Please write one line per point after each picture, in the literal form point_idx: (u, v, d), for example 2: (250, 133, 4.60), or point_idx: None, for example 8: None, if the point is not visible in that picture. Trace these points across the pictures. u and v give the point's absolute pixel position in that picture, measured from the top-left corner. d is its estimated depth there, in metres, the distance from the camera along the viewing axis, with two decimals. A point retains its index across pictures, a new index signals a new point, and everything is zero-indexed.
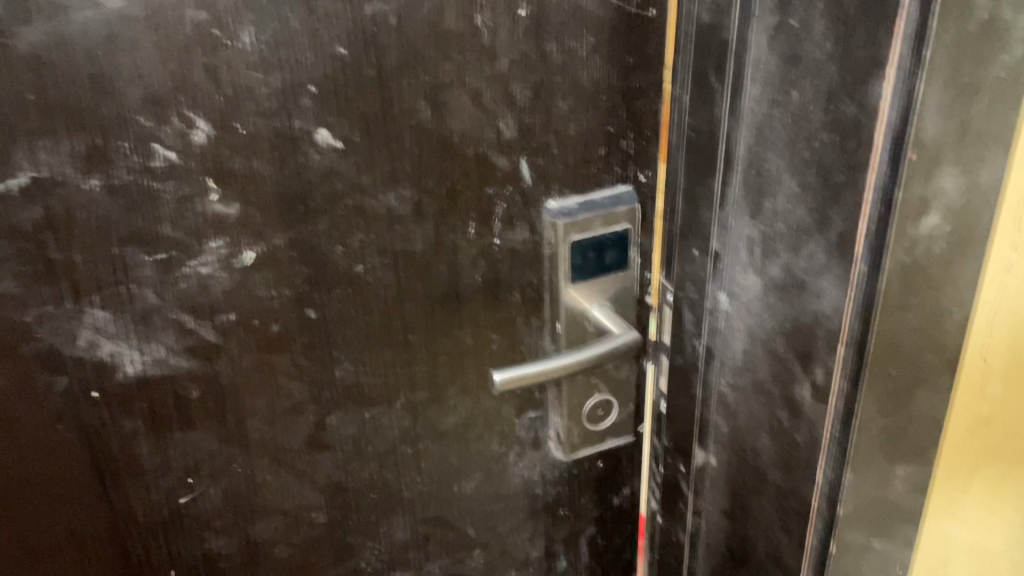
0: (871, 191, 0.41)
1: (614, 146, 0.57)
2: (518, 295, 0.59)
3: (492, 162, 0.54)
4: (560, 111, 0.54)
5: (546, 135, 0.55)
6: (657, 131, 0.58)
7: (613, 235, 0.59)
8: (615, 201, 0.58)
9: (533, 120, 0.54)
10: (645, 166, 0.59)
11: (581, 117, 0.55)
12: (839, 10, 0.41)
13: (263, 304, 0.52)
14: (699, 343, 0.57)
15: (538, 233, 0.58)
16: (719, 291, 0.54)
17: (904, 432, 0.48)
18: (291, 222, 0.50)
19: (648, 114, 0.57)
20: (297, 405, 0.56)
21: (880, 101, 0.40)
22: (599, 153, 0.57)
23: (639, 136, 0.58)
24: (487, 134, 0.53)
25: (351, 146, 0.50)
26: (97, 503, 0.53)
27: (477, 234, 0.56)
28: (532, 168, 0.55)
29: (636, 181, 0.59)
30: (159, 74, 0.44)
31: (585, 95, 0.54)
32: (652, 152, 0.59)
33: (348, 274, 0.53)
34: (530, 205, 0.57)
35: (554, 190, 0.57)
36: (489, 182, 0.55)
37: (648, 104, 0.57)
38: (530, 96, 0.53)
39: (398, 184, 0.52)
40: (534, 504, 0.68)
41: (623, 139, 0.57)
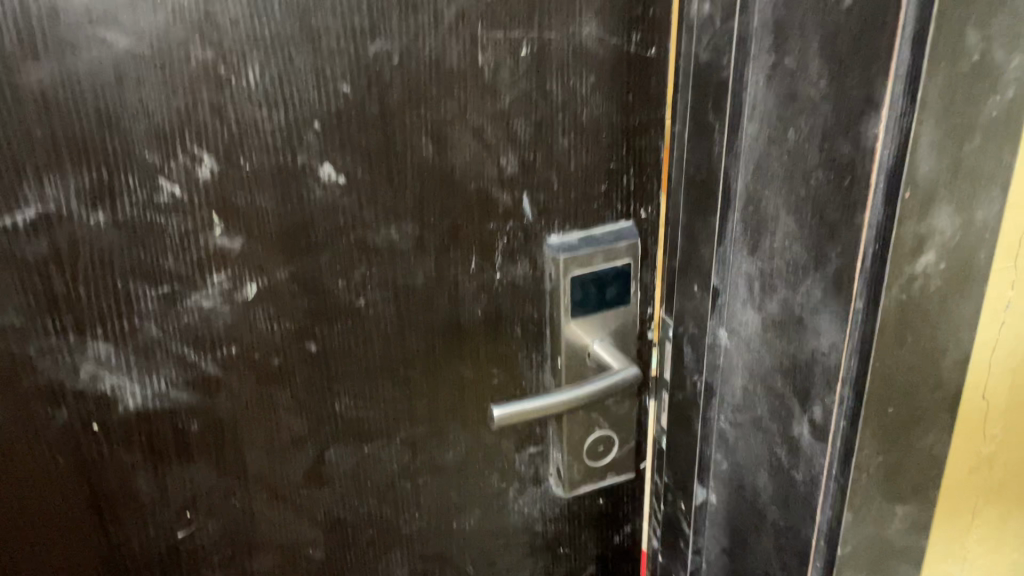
0: (867, 229, 0.42)
1: (614, 183, 0.58)
2: (519, 330, 0.59)
3: (494, 198, 0.55)
4: (561, 148, 0.55)
5: (547, 171, 0.55)
6: (657, 168, 0.59)
7: (613, 270, 0.59)
8: (615, 237, 0.59)
9: (534, 156, 0.54)
10: (645, 203, 0.59)
11: (582, 154, 0.56)
12: (833, 51, 0.42)
13: (264, 337, 0.52)
14: (699, 379, 0.57)
15: (538, 268, 0.58)
16: (719, 327, 0.54)
17: (904, 470, 0.48)
18: (293, 256, 0.51)
19: (648, 151, 0.58)
20: (297, 438, 0.56)
21: (873, 141, 0.40)
22: (599, 189, 0.57)
23: (639, 173, 0.58)
24: (488, 170, 0.54)
25: (353, 181, 0.50)
26: (93, 537, 0.53)
27: (478, 269, 0.56)
28: (532, 204, 0.56)
29: (637, 217, 0.59)
30: (165, 110, 0.45)
31: (586, 132, 0.55)
32: (652, 189, 0.59)
33: (349, 309, 0.54)
34: (531, 241, 0.57)
35: (554, 226, 0.57)
36: (490, 217, 0.55)
37: (648, 141, 0.57)
38: (531, 133, 0.53)
39: (399, 218, 0.53)
40: (534, 541, 0.67)
41: (623, 176, 0.58)
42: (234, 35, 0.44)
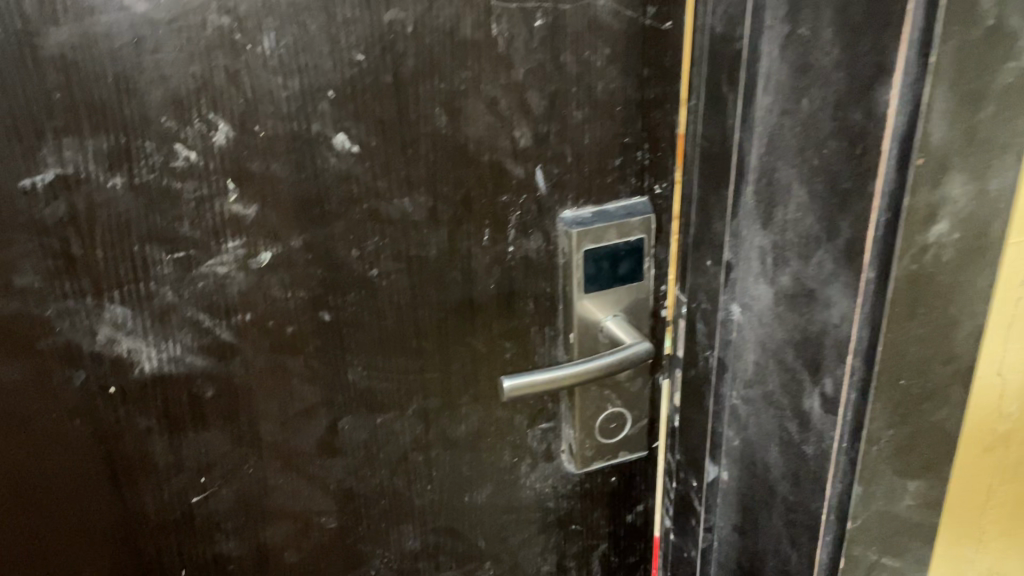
0: (878, 198, 0.41)
1: (628, 157, 0.58)
2: (531, 304, 0.60)
3: (507, 170, 0.55)
4: (575, 121, 0.55)
5: (560, 144, 0.55)
6: (672, 143, 0.58)
7: (627, 246, 0.59)
8: (629, 212, 0.58)
9: (548, 129, 0.54)
10: (660, 178, 0.59)
11: (596, 128, 0.56)
12: (847, 17, 0.41)
13: (278, 305, 0.53)
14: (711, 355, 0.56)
15: (551, 243, 0.58)
16: (731, 302, 0.54)
17: (914, 445, 0.47)
18: (307, 224, 0.51)
19: (663, 126, 0.57)
20: (310, 407, 0.56)
21: (886, 107, 0.40)
22: (613, 164, 0.57)
23: (654, 148, 0.58)
24: (501, 142, 0.54)
25: (367, 151, 0.51)
26: (109, 499, 0.54)
27: (491, 241, 0.56)
28: (545, 178, 0.56)
29: (651, 193, 0.59)
30: (181, 76, 0.45)
31: (600, 105, 0.55)
32: (668, 164, 0.59)
33: (362, 278, 0.54)
34: (544, 214, 0.57)
35: (568, 200, 0.57)
36: (504, 190, 0.55)
37: (663, 116, 0.57)
38: (545, 105, 0.54)
39: (413, 189, 0.53)
40: (546, 517, 0.67)
41: (637, 150, 0.58)
42: (250, 2, 0.45)
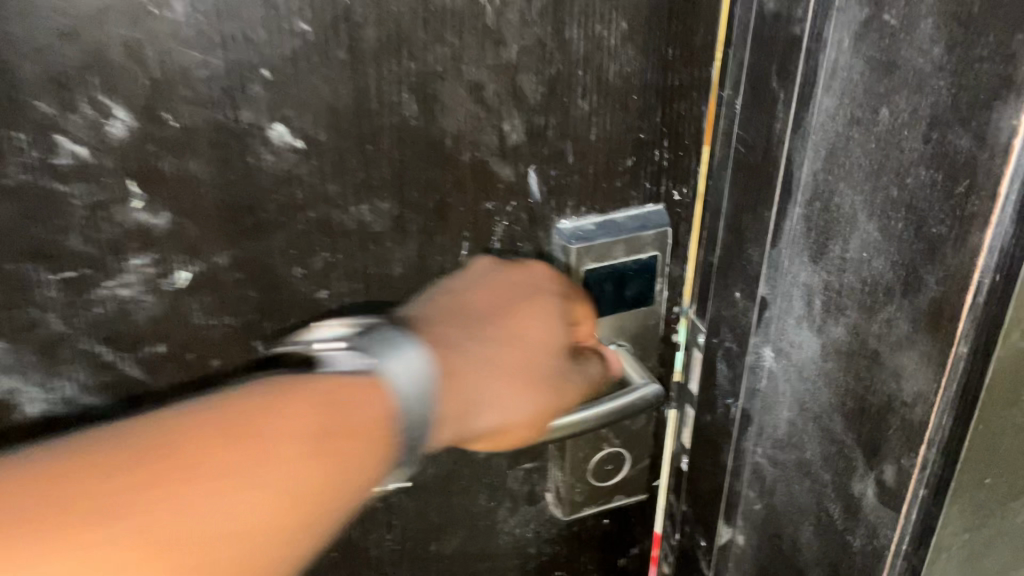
0: (986, 254, 0.31)
1: (643, 158, 0.47)
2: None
3: (492, 172, 0.44)
4: (579, 112, 0.44)
5: (561, 141, 0.44)
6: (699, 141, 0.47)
7: (637, 263, 0.49)
8: (641, 224, 0.48)
9: (544, 122, 0.43)
10: (680, 182, 0.48)
11: (605, 121, 0.45)
12: (958, 7, 0.30)
13: (200, 335, 0.42)
14: (733, 406, 0.46)
15: (544, 259, 0.48)
16: (763, 346, 0.44)
17: (986, 548, 0.38)
18: (235, 237, 0.40)
19: (688, 119, 0.46)
20: (473, 404, 0.44)
21: (1010, 136, 0.29)
22: (624, 165, 0.46)
23: (674, 146, 0.47)
24: (487, 137, 0.43)
25: (313, 147, 0.40)
26: (143, 474, 0.34)
27: (470, 257, 0.46)
28: (539, 181, 0.45)
29: (668, 200, 0.48)
30: (61, 48, 0.34)
31: (612, 93, 0.44)
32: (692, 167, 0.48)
33: (516, 272, 0.45)
34: (536, 224, 0.47)
35: (566, 207, 0.47)
36: (488, 196, 0.45)
37: (689, 108, 0.46)
38: (543, 93, 0.42)
39: (373, 194, 0.42)
40: (526, 563, 0.58)
41: (654, 149, 0.47)
42: None
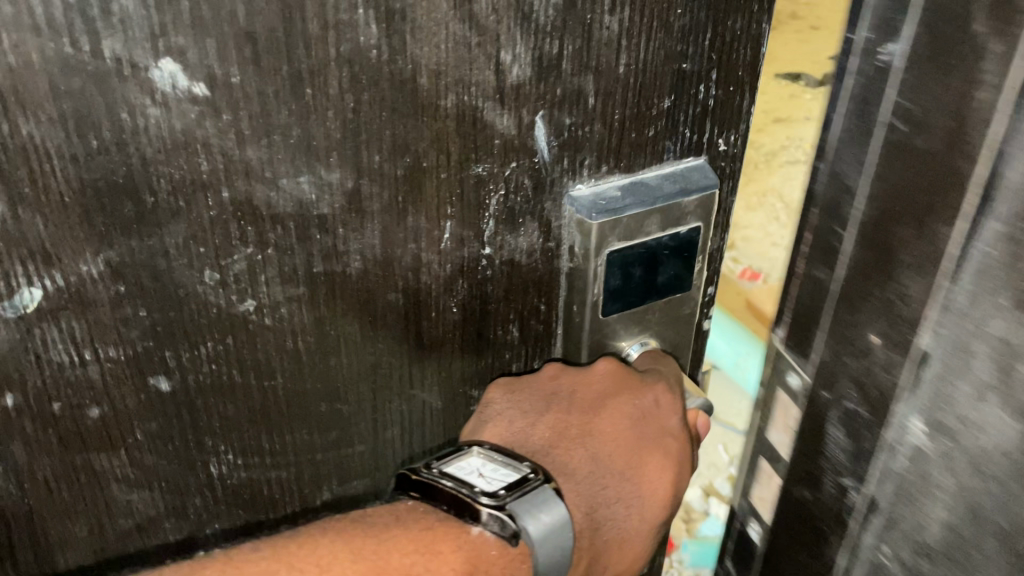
0: None
1: (684, 96, 0.34)
2: (518, 330, 0.38)
3: (485, 123, 0.31)
4: (604, 34, 0.31)
5: (580, 74, 0.32)
6: (754, 70, 0.35)
7: (674, 240, 0.36)
8: (679, 189, 0.36)
9: (558, 50, 0.30)
10: (728, 129, 0.36)
11: (637, 46, 0.32)
12: None
13: (67, 378, 0.29)
14: (856, 492, 0.34)
15: (551, 238, 0.35)
16: (913, 416, 0.30)
17: None
18: (111, 233, 0.27)
19: (744, 40, 0.34)
20: (591, 567, 0.36)
21: None
22: (659, 108, 0.34)
23: (724, 81, 0.35)
24: (480, 72, 0.30)
25: (224, 91, 0.26)
26: None
27: (456, 243, 0.33)
28: (548, 131, 0.32)
29: (711, 151, 0.37)
30: None
31: (648, 7, 0.31)
32: (746, 105, 0.36)
33: (631, 396, 0.38)
34: (544, 192, 0.34)
35: (584, 166, 0.34)
36: (479, 156, 0.32)
37: (745, 26, 0.34)
38: (558, 7, 0.29)
39: (316, 162, 0.29)
40: None
41: (699, 85, 0.34)
42: None
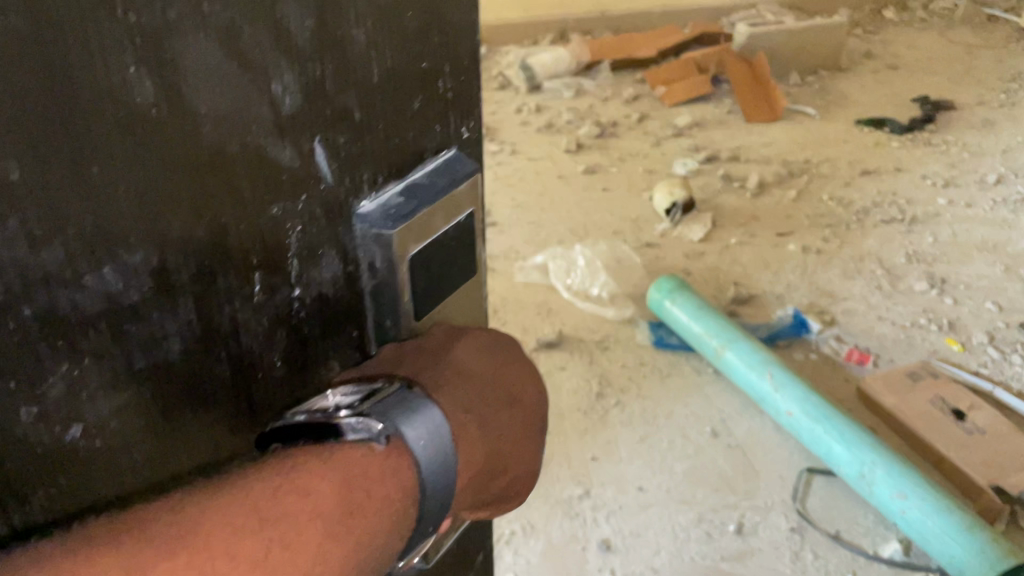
0: None
1: (429, 94, 0.42)
2: (336, 346, 0.44)
3: (271, 158, 0.35)
4: (355, 48, 0.36)
5: (341, 94, 0.37)
6: (475, 59, 0.44)
7: (456, 228, 0.45)
8: (442, 177, 0.44)
9: (319, 72, 0.35)
10: (467, 119, 0.46)
11: (385, 57, 0.38)
12: None
13: None
14: None
15: (349, 262, 0.42)
16: None
17: None
18: None
19: (466, 31, 0.42)
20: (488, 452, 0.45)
21: None
22: (413, 108, 0.41)
23: (458, 74, 0.43)
24: (259, 111, 0.33)
25: (21, 186, 0.27)
26: None
27: (265, 290, 0.38)
28: (327, 156, 0.38)
29: (458, 138, 0.46)
30: None
31: (387, 18, 0.37)
32: (474, 91, 0.45)
33: (457, 347, 0.47)
34: (335, 217, 0.40)
35: (364, 179, 0.40)
36: (273, 199, 0.36)
37: (462, 24, 0.42)
38: (312, 31, 0.34)
39: (128, 244, 0.30)
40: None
41: (439, 80, 0.42)
42: None
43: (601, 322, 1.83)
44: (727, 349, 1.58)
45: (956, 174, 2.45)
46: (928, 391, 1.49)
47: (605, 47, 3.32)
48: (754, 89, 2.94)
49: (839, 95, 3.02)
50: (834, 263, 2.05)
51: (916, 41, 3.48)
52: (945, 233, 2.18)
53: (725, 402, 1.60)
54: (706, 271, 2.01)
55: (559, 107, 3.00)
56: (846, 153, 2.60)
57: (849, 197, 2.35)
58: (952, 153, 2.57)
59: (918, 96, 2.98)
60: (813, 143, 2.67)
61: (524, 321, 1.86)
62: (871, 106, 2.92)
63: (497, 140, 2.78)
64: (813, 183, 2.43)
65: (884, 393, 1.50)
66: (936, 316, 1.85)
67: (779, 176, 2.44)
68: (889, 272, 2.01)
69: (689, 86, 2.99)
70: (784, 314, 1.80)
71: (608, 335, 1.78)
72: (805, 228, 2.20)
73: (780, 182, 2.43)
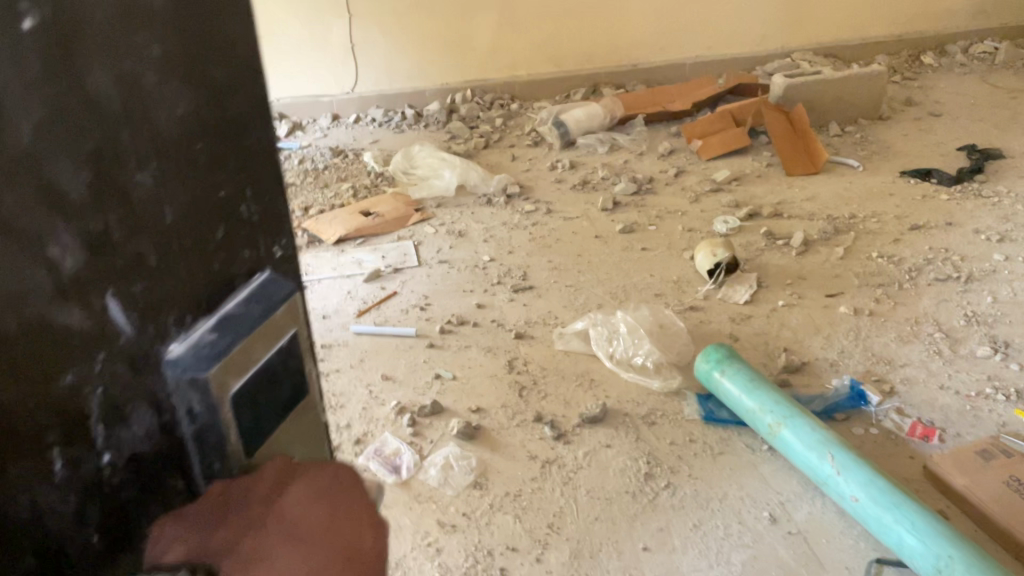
0: None
1: (229, 223, 0.43)
2: (164, 512, 0.42)
3: (60, 323, 0.33)
4: (141, 187, 0.37)
5: (131, 238, 0.36)
6: (277, 178, 0.48)
7: (282, 351, 0.44)
8: (259, 299, 0.44)
9: (99, 226, 0.34)
10: (277, 237, 0.48)
11: (179, 192, 0.39)
12: None
13: None
14: None
15: (165, 412, 0.40)
16: None
17: None
18: None
19: (262, 153, 0.46)
20: None
21: None
22: (219, 236, 0.43)
23: (260, 196, 0.46)
24: (36, 278, 0.32)
25: None
26: None
27: (68, 465, 0.35)
28: (121, 303, 0.36)
29: (271, 259, 0.48)
30: None
31: (171, 153, 0.38)
32: (280, 211, 0.49)
33: (291, 486, 0.44)
34: (145, 367, 0.39)
35: (171, 322, 0.40)
36: (65, 367, 0.34)
37: (250, 152, 0.45)
38: (92, 186, 0.34)
39: None
40: None
41: (241, 205, 0.45)
42: None
43: (646, 394, 1.77)
44: (783, 427, 1.54)
45: (1009, 227, 2.35)
46: (1001, 472, 1.44)
47: (636, 101, 3.28)
48: (791, 140, 2.86)
49: (882, 144, 2.93)
50: (888, 327, 1.96)
51: (958, 86, 3.39)
52: (1002, 291, 2.07)
53: (782, 482, 1.52)
54: (755, 338, 1.95)
55: (593, 163, 2.95)
56: (894, 207, 2.52)
57: (898, 254, 2.26)
58: (1004, 205, 2.47)
59: (965, 144, 2.89)
60: (858, 197, 2.59)
61: (566, 394, 1.80)
62: (915, 156, 2.83)
63: (531, 200, 2.74)
64: (859, 241, 2.35)
65: (953, 472, 1.45)
66: (1003, 384, 1.75)
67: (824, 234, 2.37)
68: (947, 336, 1.92)
69: (725, 139, 2.93)
70: (839, 386, 1.74)
71: (651, 408, 1.73)
72: (854, 289, 2.13)
73: (826, 240, 2.36)
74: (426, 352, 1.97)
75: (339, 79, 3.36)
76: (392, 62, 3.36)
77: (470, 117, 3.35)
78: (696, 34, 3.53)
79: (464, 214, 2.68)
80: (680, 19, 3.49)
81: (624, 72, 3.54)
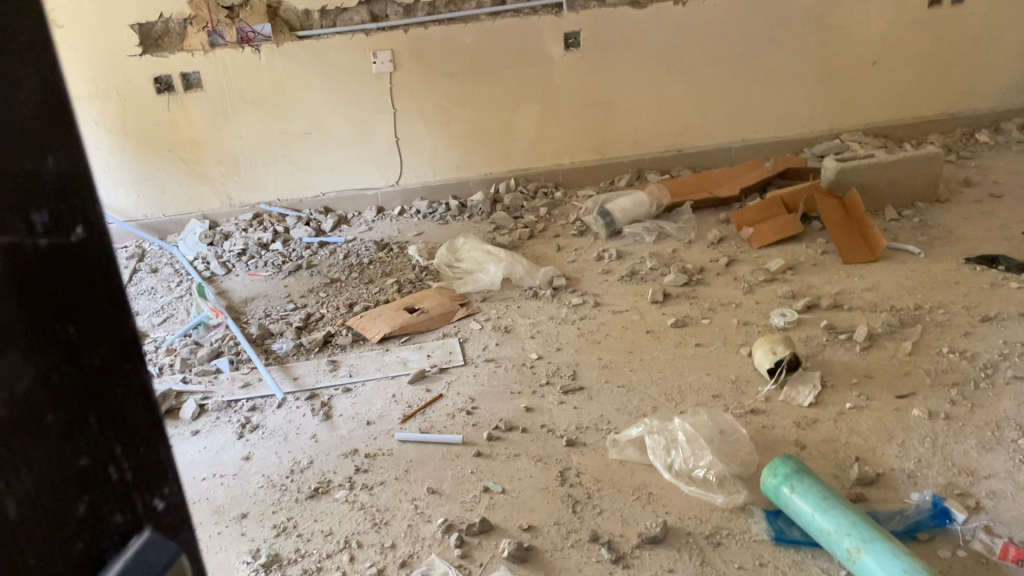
0: None
1: (97, 492, 0.39)
2: None
3: None
4: None
5: None
6: (153, 419, 0.43)
7: None
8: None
9: None
10: (158, 488, 0.43)
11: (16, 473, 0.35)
12: None
13: None
14: None
15: None
16: None
17: None
18: None
19: (131, 401, 0.41)
20: None
21: None
22: (77, 512, 0.37)
23: (134, 450, 0.41)
24: None
25: None
26: None
27: None
28: None
29: (151, 515, 0.42)
30: None
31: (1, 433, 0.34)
32: (159, 457, 0.43)
33: None
34: None
35: None
36: None
37: (114, 399, 0.40)
38: None
39: None
40: None
41: (108, 465, 0.40)
42: None
43: (710, 511, 1.66)
44: (863, 552, 1.41)
45: None
46: None
47: (683, 187, 3.22)
48: (844, 227, 2.77)
49: (942, 228, 2.83)
50: (966, 432, 1.83)
51: (1018, 164, 3.28)
52: None
53: None
54: (824, 445, 1.83)
55: (641, 252, 2.88)
56: (960, 297, 2.40)
57: (970, 349, 2.14)
58: None
59: None
60: (922, 286, 2.47)
61: (622, 510, 1.69)
62: (979, 240, 2.72)
63: (578, 292, 2.67)
64: (927, 334, 2.23)
65: None
66: None
67: (889, 327, 2.25)
68: None
69: (777, 225, 2.84)
70: (921, 502, 1.62)
71: (717, 527, 1.61)
72: (926, 389, 2.00)
73: (891, 334, 2.24)
74: (473, 461, 1.88)
75: (384, 172, 3.37)
76: (437, 154, 3.37)
77: (514, 206, 3.32)
78: (741, 119, 3.50)
79: (510, 308, 2.61)
80: (724, 104, 3.45)
81: (670, 157, 3.49)
